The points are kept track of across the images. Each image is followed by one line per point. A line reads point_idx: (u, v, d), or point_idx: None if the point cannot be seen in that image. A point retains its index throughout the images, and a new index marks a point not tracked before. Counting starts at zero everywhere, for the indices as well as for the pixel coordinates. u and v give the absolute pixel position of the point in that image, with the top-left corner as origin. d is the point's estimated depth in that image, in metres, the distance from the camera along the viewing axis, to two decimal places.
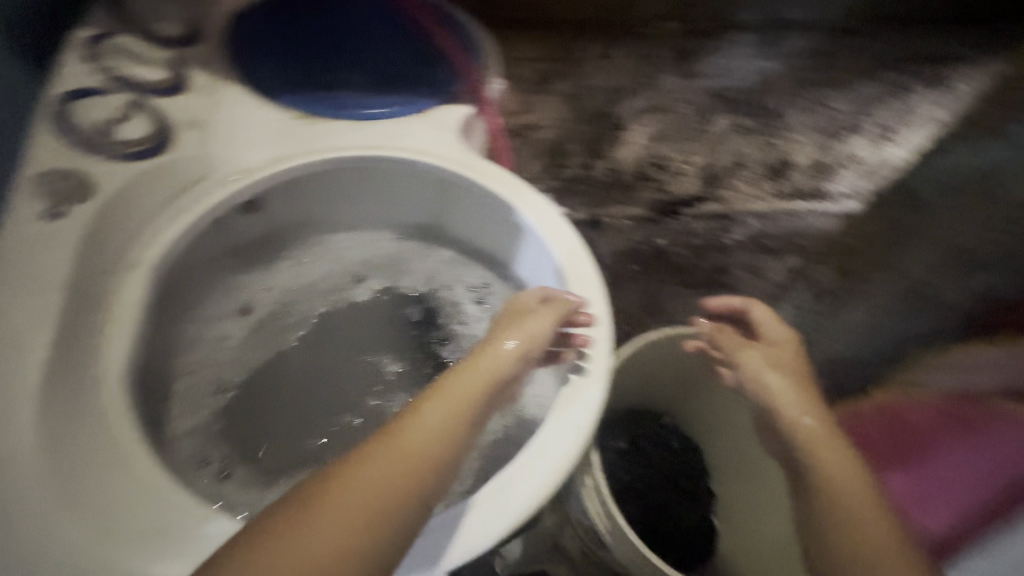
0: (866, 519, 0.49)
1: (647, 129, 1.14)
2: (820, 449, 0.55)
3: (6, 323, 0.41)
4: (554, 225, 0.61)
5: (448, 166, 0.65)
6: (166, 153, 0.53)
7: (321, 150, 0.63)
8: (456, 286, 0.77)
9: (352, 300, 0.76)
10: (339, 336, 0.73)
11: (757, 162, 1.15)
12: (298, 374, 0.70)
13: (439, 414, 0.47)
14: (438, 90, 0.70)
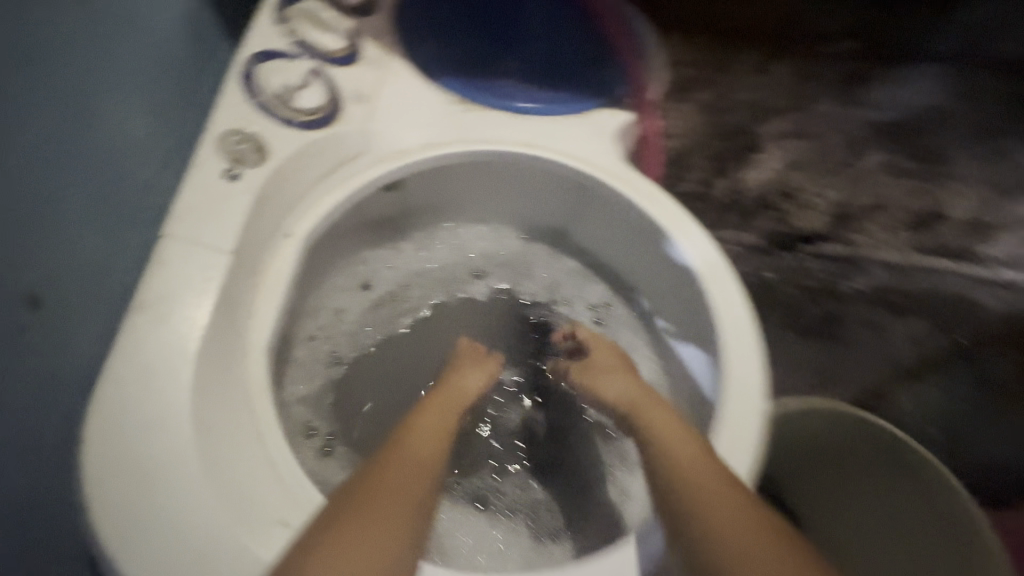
0: (735, 536, 0.43)
1: (788, 155, 0.80)
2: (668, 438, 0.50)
3: (172, 275, 0.40)
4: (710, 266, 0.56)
5: (602, 177, 0.60)
6: (334, 126, 0.52)
7: (476, 141, 0.60)
8: (576, 300, 0.74)
9: (468, 296, 0.74)
10: (452, 329, 0.72)
11: (903, 206, 0.79)
12: (405, 361, 0.69)
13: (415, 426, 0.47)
14: (601, 92, 0.65)
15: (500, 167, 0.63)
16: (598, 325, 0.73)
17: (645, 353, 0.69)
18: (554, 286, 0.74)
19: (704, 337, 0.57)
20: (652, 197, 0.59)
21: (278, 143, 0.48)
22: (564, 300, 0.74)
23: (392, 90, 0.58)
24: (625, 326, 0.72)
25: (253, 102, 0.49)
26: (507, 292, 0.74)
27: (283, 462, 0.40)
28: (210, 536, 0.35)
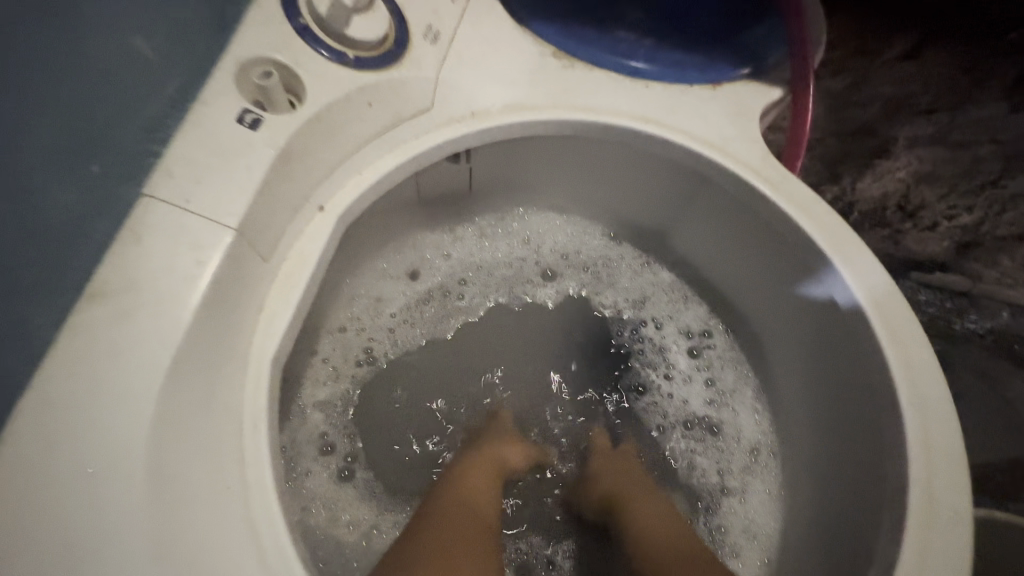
0: None
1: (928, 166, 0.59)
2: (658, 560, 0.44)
3: (144, 254, 0.28)
4: (886, 310, 0.39)
5: (737, 171, 0.45)
6: (396, 68, 0.39)
7: (573, 108, 0.46)
8: (668, 322, 0.59)
9: (535, 302, 0.60)
10: (510, 340, 0.59)
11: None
12: (450, 370, 0.57)
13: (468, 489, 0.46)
14: (745, 58, 0.49)
15: (597, 145, 0.49)
16: (694, 358, 0.57)
17: (749, 403, 0.54)
18: (641, 301, 0.60)
19: (855, 405, 0.41)
20: (806, 206, 0.43)
21: (320, 84, 0.36)
22: (652, 320, 0.59)
23: (473, 31, 0.45)
24: (726, 363, 0.56)
25: (293, 23, 0.36)
26: (583, 299, 0.60)
27: (270, 533, 0.28)
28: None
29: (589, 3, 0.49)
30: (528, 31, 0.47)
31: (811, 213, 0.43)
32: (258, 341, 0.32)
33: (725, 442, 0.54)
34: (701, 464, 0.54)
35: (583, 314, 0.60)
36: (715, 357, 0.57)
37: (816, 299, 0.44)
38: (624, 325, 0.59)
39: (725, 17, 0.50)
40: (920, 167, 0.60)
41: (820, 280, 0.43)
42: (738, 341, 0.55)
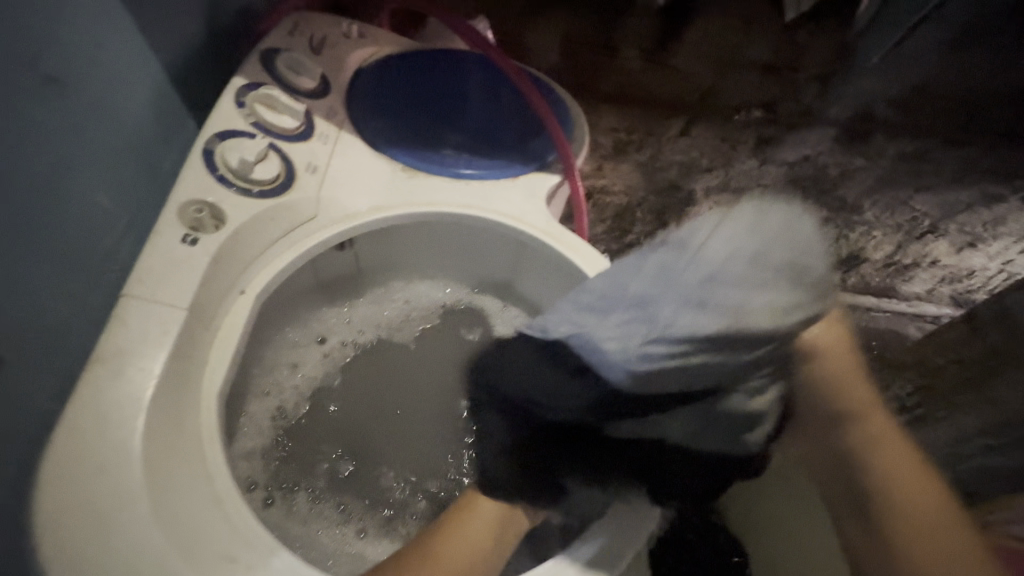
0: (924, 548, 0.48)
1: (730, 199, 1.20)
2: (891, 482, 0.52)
3: (123, 333, 0.44)
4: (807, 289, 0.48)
5: (532, 232, 0.69)
6: (289, 193, 0.59)
7: (420, 204, 0.68)
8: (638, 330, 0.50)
9: (424, 329, 0.80)
10: (400, 356, 0.78)
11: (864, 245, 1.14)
12: (361, 402, 0.74)
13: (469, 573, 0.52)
14: (532, 157, 0.75)
15: (443, 226, 0.71)
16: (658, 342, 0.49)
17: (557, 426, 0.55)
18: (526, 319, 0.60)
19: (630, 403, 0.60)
20: (589, 260, 0.67)
21: (236, 212, 0.54)
22: None
23: (342, 162, 0.66)
24: (682, 317, 0.48)
25: (214, 174, 0.54)
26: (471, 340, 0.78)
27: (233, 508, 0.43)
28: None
29: (421, 136, 0.73)
30: (382, 158, 0.69)
31: (738, 225, 0.48)
32: (207, 387, 0.48)
33: None
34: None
35: (466, 322, 0.81)
36: (653, 352, 0.49)
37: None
38: (587, 339, 0.52)
39: (514, 136, 0.77)
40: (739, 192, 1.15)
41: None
42: (728, 354, 0.48)
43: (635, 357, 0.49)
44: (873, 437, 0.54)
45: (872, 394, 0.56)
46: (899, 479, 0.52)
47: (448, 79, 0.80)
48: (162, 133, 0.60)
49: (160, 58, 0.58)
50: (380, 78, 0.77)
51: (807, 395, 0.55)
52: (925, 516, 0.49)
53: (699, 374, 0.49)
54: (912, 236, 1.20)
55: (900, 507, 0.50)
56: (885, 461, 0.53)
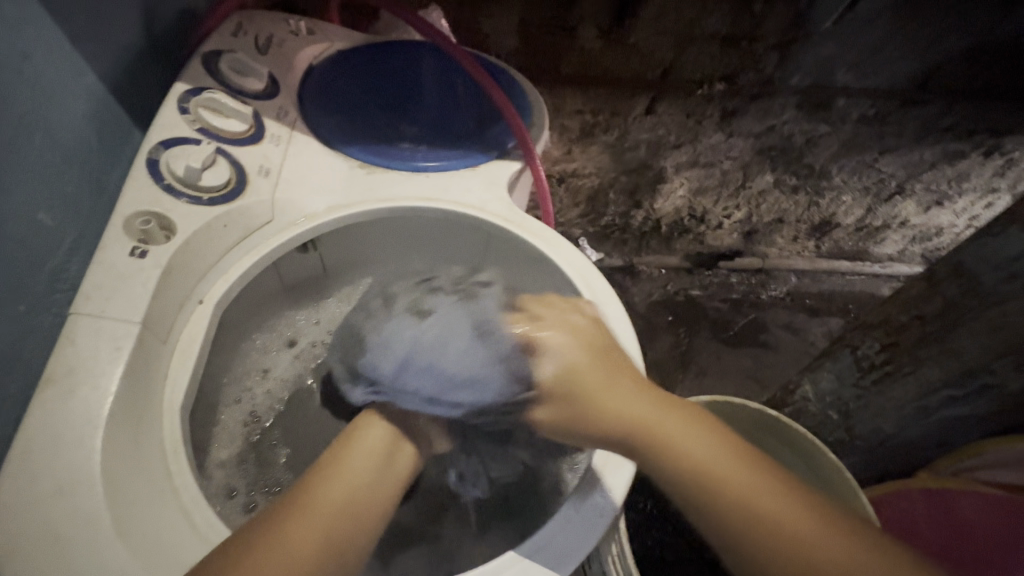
0: (739, 481, 0.47)
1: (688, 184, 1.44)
2: (668, 434, 0.51)
3: (71, 356, 0.43)
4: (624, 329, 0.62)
5: (493, 220, 0.69)
6: (242, 198, 0.58)
7: (378, 199, 0.67)
8: (449, 336, 0.56)
9: None
10: None
11: (797, 220, 1.54)
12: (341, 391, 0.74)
13: (360, 473, 0.50)
14: (490, 145, 0.75)
15: (406, 220, 0.71)
16: (443, 351, 0.55)
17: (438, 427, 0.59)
18: (362, 331, 0.61)
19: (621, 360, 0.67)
20: (553, 244, 0.67)
21: (185, 219, 0.53)
22: None
23: (295, 163, 0.65)
24: (478, 343, 0.55)
25: (160, 183, 0.53)
26: None
27: (203, 518, 0.43)
28: None
29: (375, 130, 0.72)
30: (337, 156, 0.68)
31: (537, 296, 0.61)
32: (169, 398, 0.48)
33: None
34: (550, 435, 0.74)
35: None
36: (436, 374, 0.55)
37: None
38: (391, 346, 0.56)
39: (471, 125, 0.76)
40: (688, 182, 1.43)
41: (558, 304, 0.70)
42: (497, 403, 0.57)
43: (415, 360, 0.55)
44: (614, 395, 0.53)
45: (618, 365, 0.56)
46: (684, 441, 0.50)
47: (399, 71, 0.78)
48: (104, 146, 0.59)
49: (96, 67, 0.56)
50: (329, 76, 0.76)
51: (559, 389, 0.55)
52: (723, 453, 0.49)
53: (457, 388, 0.55)
54: (880, 198, 1.50)
55: (696, 472, 0.48)
56: (658, 442, 0.50)
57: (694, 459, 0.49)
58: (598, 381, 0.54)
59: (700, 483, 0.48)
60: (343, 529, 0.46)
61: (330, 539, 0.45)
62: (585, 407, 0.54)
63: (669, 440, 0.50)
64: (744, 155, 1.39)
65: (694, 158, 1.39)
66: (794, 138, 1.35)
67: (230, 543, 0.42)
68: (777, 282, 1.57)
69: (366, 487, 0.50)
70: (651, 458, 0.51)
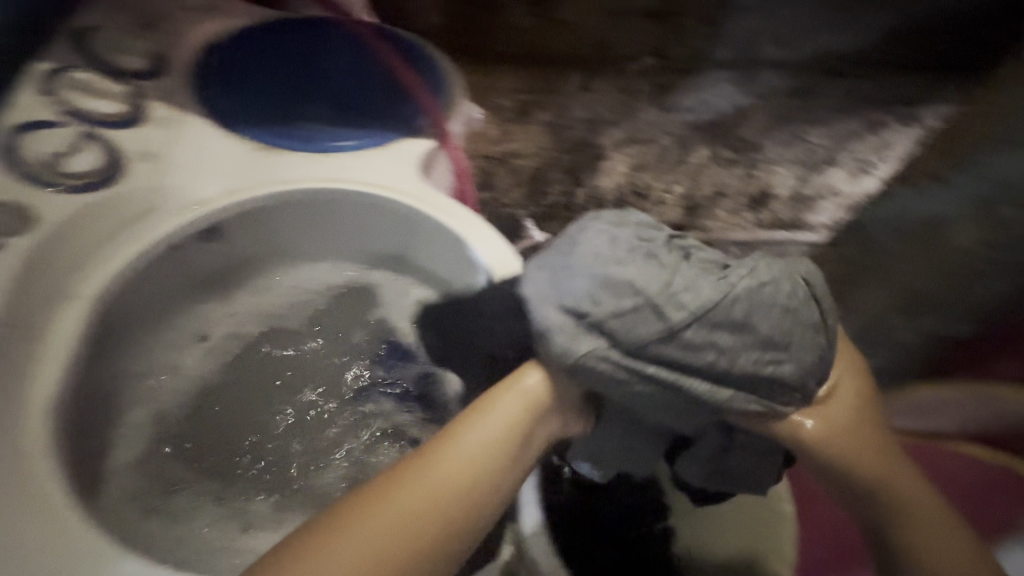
0: (936, 548, 0.45)
1: (629, 158, 1.33)
2: (893, 483, 0.47)
3: None
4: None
5: (403, 201, 0.67)
6: (116, 184, 0.56)
7: (278, 183, 0.64)
8: (683, 294, 0.43)
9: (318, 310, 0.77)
10: (288, 342, 0.75)
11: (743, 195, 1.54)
12: (256, 385, 0.71)
13: (484, 455, 0.47)
14: (402, 124, 0.72)
15: (314, 204, 0.68)
16: (632, 311, 0.43)
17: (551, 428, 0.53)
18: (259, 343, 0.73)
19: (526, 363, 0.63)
20: (466, 225, 0.66)
21: (51, 208, 0.52)
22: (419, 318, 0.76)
23: (187, 146, 0.61)
24: (722, 323, 0.43)
25: (18, 172, 0.52)
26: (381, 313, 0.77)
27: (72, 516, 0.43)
28: None
29: (277, 111, 0.69)
30: (232, 137, 0.65)
31: (782, 270, 0.45)
32: (38, 399, 0.48)
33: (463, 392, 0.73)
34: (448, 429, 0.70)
35: (361, 304, 0.77)
36: (608, 337, 0.43)
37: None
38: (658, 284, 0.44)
39: (381, 104, 0.74)
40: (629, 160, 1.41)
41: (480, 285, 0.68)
42: (690, 398, 0.45)
43: (598, 316, 0.43)
44: (864, 443, 0.48)
45: (875, 418, 0.50)
46: (903, 491, 0.47)
47: (305, 48, 0.75)
48: None
49: None
50: (225, 52, 0.70)
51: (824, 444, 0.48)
52: (936, 520, 0.46)
53: (659, 358, 0.44)
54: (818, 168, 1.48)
55: (896, 523, 0.46)
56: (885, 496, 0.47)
57: (923, 522, 0.46)
58: (843, 422, 0.48)
59: (906, 543, 0.46)
60: (452, 511, 0.44)
61: (402, 535, 0.42)
62: (830, 450, 0.48)
63: (894, 492, 0.47)
64: (681, 131, 1.35)
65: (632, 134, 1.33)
66: (731, 111, 1.35)
67: (87, 537, 0.42)
68: None
69: (483, 468, 0.46)
70: (856, 496, 0.48)
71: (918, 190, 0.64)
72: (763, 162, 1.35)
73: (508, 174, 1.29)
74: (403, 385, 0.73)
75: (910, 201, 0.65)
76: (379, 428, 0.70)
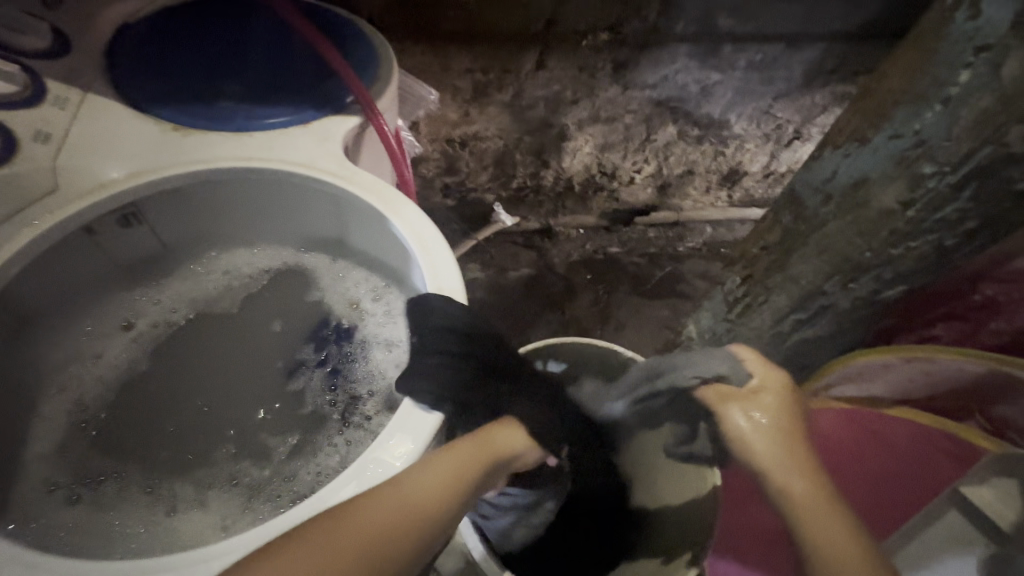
0: (841, 555, 0.46)
1: (594, 139, 1.38)
2: (788, 486, 0.51)
3: None
4: (448, 281, 0.60)
5: (324, 177, 0.65)
6: (5, 168, 0.53)
7: (191, 162, 0.63)
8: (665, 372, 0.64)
9: (253, 291, 0.76)
10: (220, 328, 0.74)
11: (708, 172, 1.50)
12: (187, 373, 0.70)
13: (449, 487, 0.48)
14: (325, 99, 0.70)
15: (232, 184, 0.66)
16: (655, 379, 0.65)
17: (489, 455, 0.54)
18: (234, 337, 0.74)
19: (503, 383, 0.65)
20: (389, 201, 0.64)
21: None
22: (358, 305, 0.75)
23: (86, 127, 0.60)
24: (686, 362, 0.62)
25: None
26: (319, 296, 0.76)
27: None
28: None
29: (190, 90, 0.66)
30: (142, 118, 0.63)
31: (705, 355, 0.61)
32: None
33: (383, 376, 0.70)
34: (371, 409, 0.69)
35: (297, 286, 0.77)
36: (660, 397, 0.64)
37: (413, 283, 0.68)
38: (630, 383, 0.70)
39: (303, 80, 0.71)
40: (595, 140, 1.38)
41: (405, 261, 0.67)
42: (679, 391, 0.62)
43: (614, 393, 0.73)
44: (781, 449, 0.53)
45: (796, 427, 0.55)
46: (799, 493, 0.50)
47: (222, 25, 0.72)
48: None
49: None
50: (137, 35, 0.69)
51: (748, 441, 0.55)
52: (850, 542, 0.47)
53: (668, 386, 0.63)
54: (779, 144, 1.48)
55: (801, 526, 0.49)
56: (789, 493, 0.51)
57: (818, 530, 0.48)
58: (767, 421, 0.55)
59: (813, 545, 0.48)
60: (405, 539, 0.44)
61: (390, 539, 0.43)
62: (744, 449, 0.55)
63: (798, 499, 0.50)
64: (643, 108, 1.35)
65: (596, 114, 1.34)
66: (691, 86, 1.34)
67: None
68: (694, 235, 1.47)
69: (447, 502, 0.48)
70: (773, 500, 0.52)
71: (843, 150, 0.61)
72: (731, 137, 1.44)
73: (474, 157, 1.37)
74: (330, 363, 0.73)
75: (837, 163, 0.61)
76: (309, 407, 0.70)
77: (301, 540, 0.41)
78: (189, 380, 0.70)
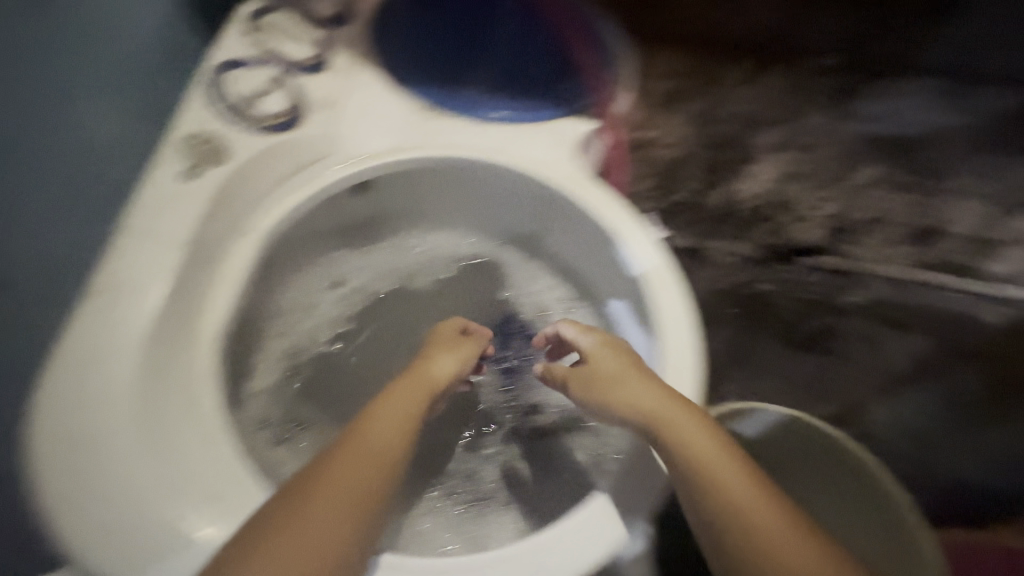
0: (757, 529, 0.45)
1: (776, 165, 1.04)
2: (708, 466, 0.48)
3: (133, 264, 0.48)
4: (675, 324, 0.55)
5: (555, 181, 0.62)
6: (296, 129, 0.57)
7: (437, 146, 0.63)
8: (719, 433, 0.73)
9: (446, 274, 0.77)
10: (414, 305, 0.77)
11: (901, 221, 1.02)
12: (382, 344, 0.74)
13: (403, 417, 0.53)
14: (567, 100, 0.67)
15: (465, 174, 0.65)
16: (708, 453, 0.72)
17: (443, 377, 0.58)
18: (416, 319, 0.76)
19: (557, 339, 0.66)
20: (621, 221, 0.60)
21: (240, 145, 0.54)
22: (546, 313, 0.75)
23: (359, 95, 0.62)
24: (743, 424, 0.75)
25: (219, 106, 0.55)
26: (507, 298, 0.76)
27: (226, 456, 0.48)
28: (146, 505, 0.43)
29: (445, 72, 0.67)
30: (399, 93, 0.64)
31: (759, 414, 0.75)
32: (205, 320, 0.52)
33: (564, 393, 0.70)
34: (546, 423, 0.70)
35: (488, 279, 0.77)
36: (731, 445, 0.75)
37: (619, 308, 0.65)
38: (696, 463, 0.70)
39: (546, 75, 0.69)
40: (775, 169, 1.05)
41: (617, 285, 0.64)
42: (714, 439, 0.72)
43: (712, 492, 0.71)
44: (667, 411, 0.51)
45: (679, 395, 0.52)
46: (703, 456, 0.49)
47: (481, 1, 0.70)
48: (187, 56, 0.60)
49: None
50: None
51: (649, 421, 0.51)
52: (754, 516, 0.46)
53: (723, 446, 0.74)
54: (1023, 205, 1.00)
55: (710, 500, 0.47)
56: (716, 480, 0.47)
57: (730, 494, 0.47)
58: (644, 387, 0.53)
59: (721, 513, 0.46)
60: (384, 465, 0.48)
61: (370, 477, 0.47)
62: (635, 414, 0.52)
63: (709, 467, 0.48)
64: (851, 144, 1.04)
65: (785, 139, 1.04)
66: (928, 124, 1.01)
67: (229, 464, 0.47)
68: (859, 288, 1.02)
69: (403, 422, 0.52)
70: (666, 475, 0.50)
71: None
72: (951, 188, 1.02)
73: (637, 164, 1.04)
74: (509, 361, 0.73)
75: None
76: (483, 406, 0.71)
77: (285, 508, 0.44)
78: (379, 349, 0.74)
